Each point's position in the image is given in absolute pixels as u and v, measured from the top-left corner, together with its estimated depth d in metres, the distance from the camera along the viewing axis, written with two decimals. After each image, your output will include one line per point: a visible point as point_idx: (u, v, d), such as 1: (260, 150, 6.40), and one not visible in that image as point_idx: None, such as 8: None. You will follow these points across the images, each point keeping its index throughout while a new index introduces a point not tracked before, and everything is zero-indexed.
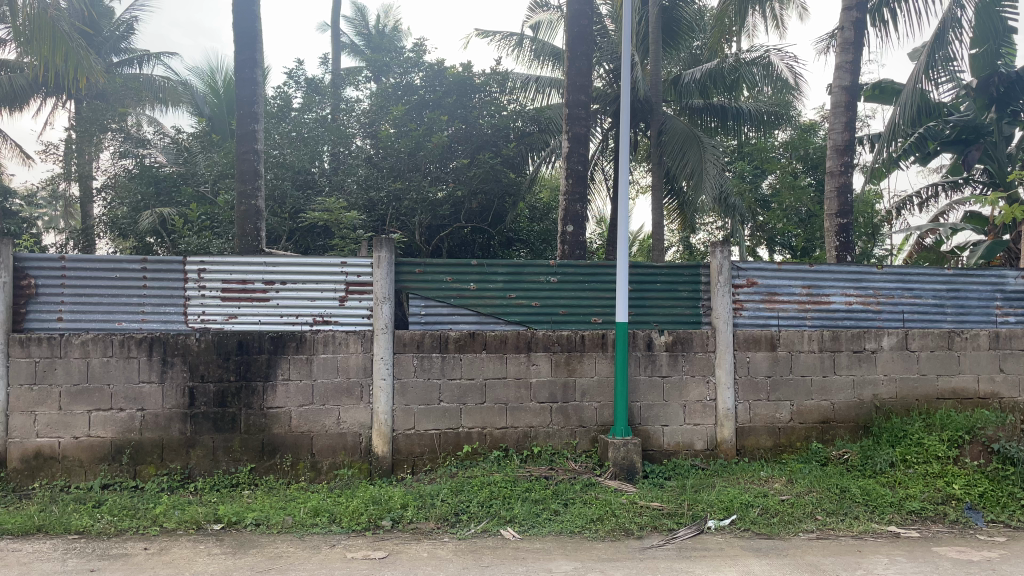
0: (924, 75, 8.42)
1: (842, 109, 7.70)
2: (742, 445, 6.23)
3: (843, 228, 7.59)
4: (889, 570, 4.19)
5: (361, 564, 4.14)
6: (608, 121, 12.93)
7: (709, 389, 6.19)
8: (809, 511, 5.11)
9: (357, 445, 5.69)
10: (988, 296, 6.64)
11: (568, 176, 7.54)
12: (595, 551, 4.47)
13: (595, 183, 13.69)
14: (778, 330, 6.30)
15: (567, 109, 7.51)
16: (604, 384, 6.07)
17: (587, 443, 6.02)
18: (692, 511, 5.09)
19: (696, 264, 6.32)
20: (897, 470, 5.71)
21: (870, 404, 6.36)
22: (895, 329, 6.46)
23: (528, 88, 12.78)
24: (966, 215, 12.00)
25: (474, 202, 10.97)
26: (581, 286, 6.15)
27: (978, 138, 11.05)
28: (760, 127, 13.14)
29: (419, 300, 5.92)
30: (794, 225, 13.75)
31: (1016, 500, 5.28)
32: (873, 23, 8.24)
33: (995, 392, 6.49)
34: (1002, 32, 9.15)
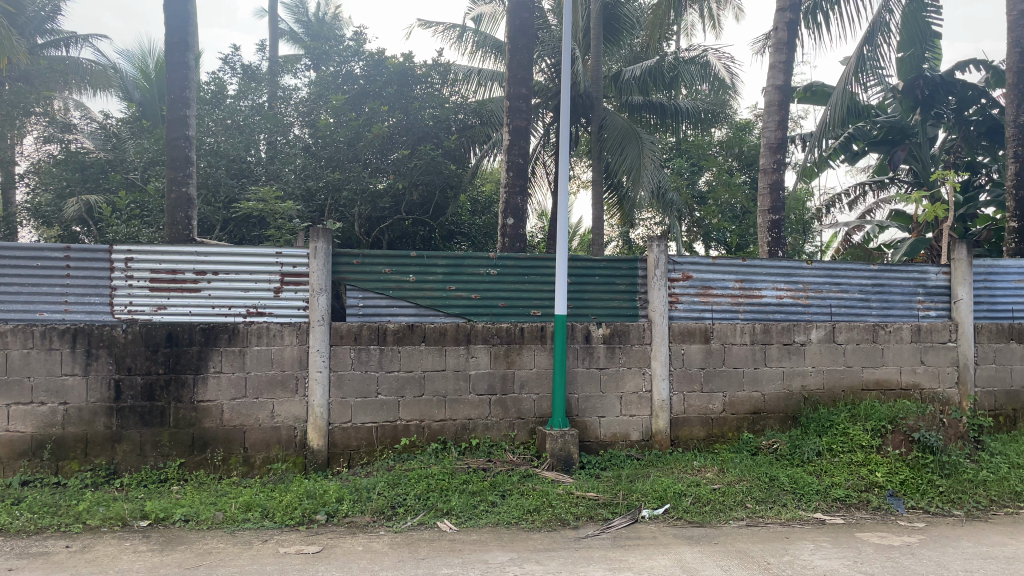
0: (854, 77, 8.65)
1: (774, 108, 7.89)
2: (677, 435, 6.34)
3: (775, 224, 7.80)
4: (815, 555, 4.33)
5: (294, 559, 4.08)
6: (549, 115, 13.01)
7: (645, 381, 6.29)
8: (740, 499, 5.24)
9: (292, 439, 5.60)
10: (910, 291, 6.90)
11: (509, 168, 7.54)
12: (531, 541, 4.49)
13: (536, 177, 13.74)
14: (711, 323, 6.43)
15: (508, 102, 7.51)
16: (543, 376, 6.10)
17: (525, 435, 6.05)
18: (628, 500, 5.17)
19: (634, 257, 6.39)
20: (824, 458, 5.90)
21: (799, 395, 6.55)
22: (823, 322, 6.66)
23: (469, 80, 12.75)
24: (892, 213, 12.44)
25: (415, 193, 10.88)
26: (520, 279, 6.16)
27: (904, 139, 11.41)
28: (698, 125, 13.38)
29: (356, 291, 5.85)
30: (728, 221, 14.07)
31: (935, 487, 5.51)
32: (807, 25, 8.46)
33: (917, 383, 6.75)
34: (927, 38, 9.53)
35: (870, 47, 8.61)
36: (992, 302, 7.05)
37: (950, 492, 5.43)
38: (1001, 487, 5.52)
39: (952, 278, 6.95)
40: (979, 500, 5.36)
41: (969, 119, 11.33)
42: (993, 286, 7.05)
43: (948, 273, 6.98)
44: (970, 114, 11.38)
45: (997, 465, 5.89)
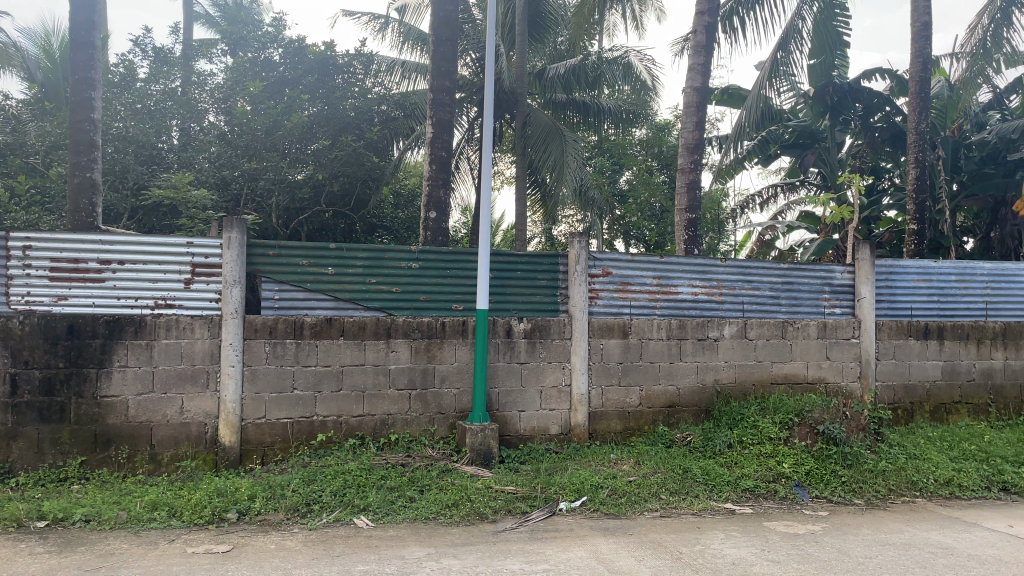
0: (768, 82, 8.97)
1: (693, 109, 8.07)
2: (595, 428, 6.43)
3: (691, 222, 7.99)
4: (724, 544, 4.46)
5: (202, 559, 3.95)
6: (474, 110, 13.01)
7: (565, 375, 6.35)
8: (654, 491, 5.36)
9: (201, 436, 5.42)
10: (818, 289, 7.18)
11: (432, 162, 7.49)
12: (449, 536, 4.48)
13: (459, 172, 13.70)
14: (629, 319, 6.54)
15: (431, 94, 7.43)
16: (463, 371, 6.09)
17: (445, 430, 6.03)
18: (546, 494, 5.21)
19: (555, 253, 6.44)
20: (735, 450, 6.08)
21: (712, 389, 6.74)
22: (736, 318, 6.87)
23: (393, 72, 12.62)
24: (801, 215, 12.94)
25: (336, 184, 10.68)
26: (442, 273, 6.13)
27: (813, 144, 11.95)
28: (619, 124, 13.60)
29: (272, 284, 5.71)
30: (647, 220, 14.35)
31: (837, 477, 5.76)
32: (724, 30, 8.69)
33: (822, 378, 7.04)
34: (836, 47, 9.95)
35: (783, 53, 8.92)
36: (893, 300, 7.39)
37: (852, 481, 5.69)
38: (898, 477, 5.82)
39: (856, 277, 7.26)
40: (878, 489, 5.64)
41: (874, 125, 11.87)
42: (894, 285, 7.39)
43: (852, 272, 7.29)
44: (875, 121, 11.93)
45: (896, 456, 6.20)
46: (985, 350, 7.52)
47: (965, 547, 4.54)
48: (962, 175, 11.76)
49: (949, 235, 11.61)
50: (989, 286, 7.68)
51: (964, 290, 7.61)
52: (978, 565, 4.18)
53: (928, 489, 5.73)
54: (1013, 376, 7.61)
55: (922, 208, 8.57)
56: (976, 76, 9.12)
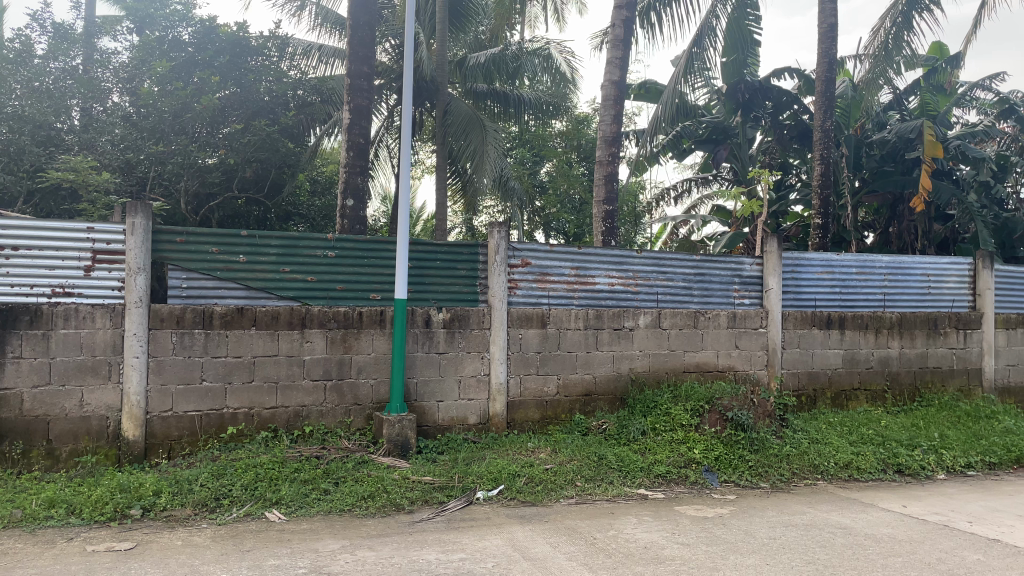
0: (683, 78, 9.12)
1: (610, 102, 8.18)
2: (512, 418, 6.46)
3: (609, 214, 8.11)
4: (637, 529, 4.56)
5: (103, 557, 3.78)
6: (394, 97, 12.87)
7: (484, 365, 6.36)
8: (570, 478, 5.43)
9: (103, 430, 5.18)
10: (728, 280, 7.41)
11: (349, 148, 7.35)
12: (364, 528, 4.43)
13: (379, 160, 13.53)
14: (548, 309, 6.61)
15: (348, 79, 7.27)
16: (380, 361, 6.02)
17: (361, 421, 5.95)
18: (463, 483, 5.21)
19: (474, 243, 6.42)
20: (648, 437, 6.22)
21: (627, 377, 6.88)
22: (650, 309, 7.03)
23: (310, 56, 12.33)
24: (714, 208, 13.32)
25: (248, 170, 10.38)
26: (358, 262, 6.03)
27: (726, 139, 12.37)
28: (540, 115, 13.67)
29: (179, 272, 5.50)
30: (567, 211, 14.50)
31: (745, 461, 5.98)
32: (642, 25, 8.83)
33: (731, 366, 7.30)
34: (747, 46, 10.27)
35: (698, 49, 9.13)
36: (798, 291, 7.69)
37: (758, 465, 5.91)
38: (801, 461, 6.08)
39: (764, 269, 7.53)
40: (782, 472, 5.88)
41: (783, 123, 12.29)
42: (800, 277, 7.69)
43: (760, 264, 7.55)
44: (783, 119, 12.36)
45: (799, 440, 6.47)
46: (883, 338, 7.91)
47: (862, 526, 4.78)
48: (863, 172, 12.34)
49: (851, 229, 12.20)
50: (887, 278, 8.07)
51: (864, 282, 7.96)
52: (874, 544, 4.41)
53: (829, 472, 6.01)
54: (908, 363, 8.02)
55: (825, 203, 8.94)
56: (878, 77, 9.54)
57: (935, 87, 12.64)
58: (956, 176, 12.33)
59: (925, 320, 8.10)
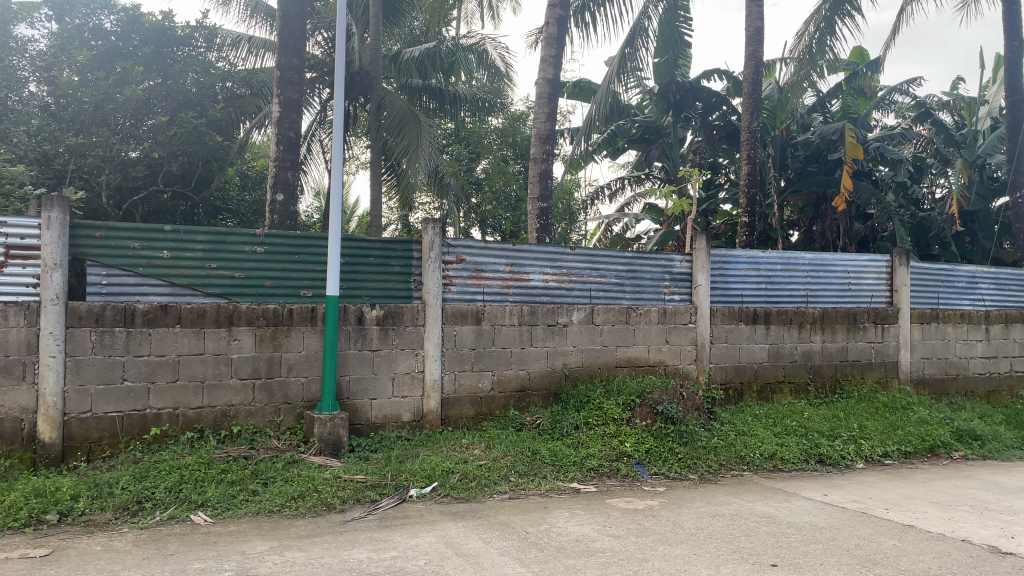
0: (617, 78, 9.23)
1: (545, 100, 8.21)
2: (447, 415, 6.44)
3: (543, 211, 8.16)
4: (569, 523, 4.61)
5: (15, 564, 3.63)
6: (326, 91, 12.70)
7: (417, 362, 6.33)
8: (504, 474, 5.45)
9: (17, 433, 4.96)
10: (659, 277, 7.54)
11: (279, 142, 7.20)
12: (294, 528, 4.36)
13: (310, 155, 13.32)
14: (483, 305, 6.61)
15: (278, 72, 7.12)
16: (311, 360, 5.93)
17: (292, 420, 5.85)
18: (396, 481, 5.17)
19: (408, 239, 6.38)
20: (581, 432, 6.29)
21: (561, 372, 6.94)
22: (583, 305, 7.10)
23: (239, 47, 12.06)
24: (646, 206, 13.55)
25: (175, 163, 10.12)
26: (288, 258, 5.93)
27: (657, 138, 12.62)
28: (475, 113, 13.74)
29: (99, 268, 5.31)
30: (502, 209, 14.50)
31: (674, 454, 6.11)
32: (576, 24, 8.89)
33: (661, 360, 7.46)
34: (677, 47, 10.53)
35: (631, 49, 9.25)
36: (726, 288, 7.88)
37: (687, 458, 6.05)
38: (729, 452, 6.24)
39: (693, 266, 7.69)
40: (710, 464, 6.04)
41: (712, 123, 12.56)
42: (728, 273, 7.88)
43: (690, 261, 7.71)
44: (713, 120, 12.63)
45: (726, 433, 6.64)
46: (806, 333, 8.18)
47: (785, 515, 4.94)
48: (789, 172, 12.72)
49: (777, 228, 12.57)
50: (811, 274, 8.34)
51: (789, 278, 8.22)
52: (796, 532, 4.56)
53: (755, 463, 6.18)
54: (830, 357, 8.31)
55: (752, 202, 9.19)
56: (802, 81, 9.87)
57: (857, 91, 13.04)
58: (876, 176, 12.81)
59: (846, 315, 8.40)
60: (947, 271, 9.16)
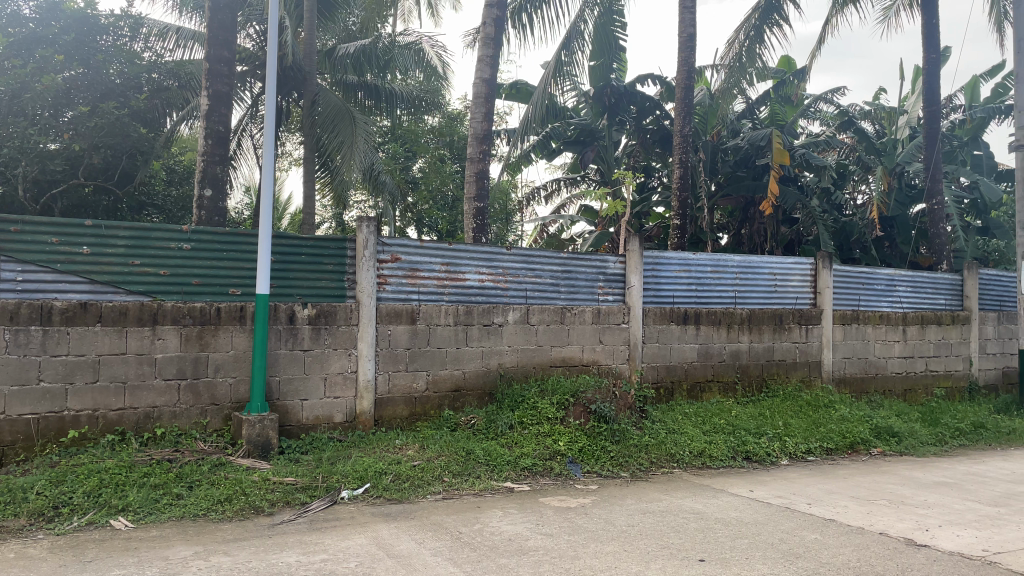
0: (553, 80, 9.29)
1: (482, 100, 8.21)
2: (380, 415, 6.37)
3: (479, 211, 8.15)
4: (502, 522, 4.62)
5: None
6: (259, 86, 12.44)
7: (351, 362, 6.24)
8: (438, 474, 5.43)
9: None
10: (593, 278, 7.63)
11: (207, 136, 7.01)
12: (220, 532, 4.25)
13: (241, 150, 13.04)
14: (418, 305, 6.57)
15: (206, 64, 6.94)
16: (240, 359, 5.79)
17: (219, 422, 5.69)
18: (327, 483, 5.09)
19: (342, 237, 6.29)
20: (515, 431, 6.32)
21: (496, 372, 6.95)
22: (519, 305, 7.13)
23: (166, 37, 11.67)
24: (582, 208, 13.70)
25: (97, 156, 9.79)
26: (216, 256, 5.77)
27: (593, 141, 12.79)
28: (411, 111, 13.65)
29: (13, 264, 5.07)
30: (438, 209, 14.35)
31: (607, 452, 6.20)
32: (513, 25, 8.92)
33: (595, 360, 7.55)
34: (613, 50, 10.70)
35: (568, 53, 9.32)
36: (658, 289, 8.01)
37: (619, 456, 6.14)
38: (659, 450, 6.35)
39: (626, 267, 7.80)
40: (642, 462, 6.14)
41: (646, 127, 12.77)
42: (659, 274, 8.02)
43: (623, 263, 7.82)
44: (647, 123, 12.82)
45: (657, 431, 6.76)
46: (734, 333, 8.39)
47: (713, 511, 5.05)
48: (719, 177, 13.04)
49: (708, 230, 12.88)
50: (739, 276, 8.56)
51: (718, 280, 8.41)
52: (724, 527, 4.66)
53: (684, 461, 6.31)
54: (757, 356, 8.55)
55: (684, 205, 9.39)
56: (733, 87, 10.08)
57: (783, 98, 13.51)
58: (801, 182, 13.23)
59: (772, 316, 8.65)
60: (867, 274, 9.51)
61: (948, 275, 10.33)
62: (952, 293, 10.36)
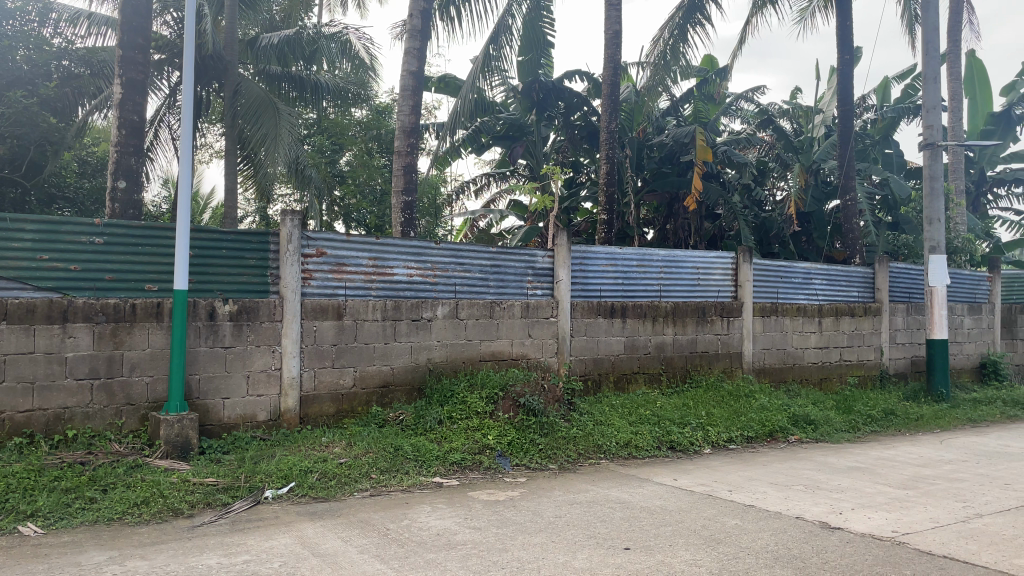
0: (482, 74, 9.26)
1: (409, 92, 8.13)
2: (306, 413, 6.26)
3: (407, 205, 8.08)
4: (430, 517, 4.61)
5: None
6: (177, 75, 12.04)
7: (274, 359, 6.10)
8: (365, 471, 5.37)
9: None
10: (522, 272, 7.66)
11: (121, 126, 6.73)
12: (136, 536, 4.10)
13: (158, 141, 12.60)
14: (345, 300, 6.48)
15: (119, 51, 6.65)
16: (157, 358, 5.59)
17: (135, 422, 5.49)
18: (250, 483, 4.98)
19: (265, 232, 6.15)
20: (444, 426, 6.30)
21: (425, 367, 6.91)
22: (447, 299, 7.10)
23: (77, 23, 11.13)
24: (511, 203, 13.73)
25: (2, 146, 9.35)
26: (132, 250, 5.56)
27: (521, 136, 12.89)
28: (337, 103, 13.45)
29: None
30: (368, 203, 14.18)
31: (535, 445, 6.25)
32: (441, 18, 8.87)
33: (524, 354, 7.59)
34: (542, 45, 10.79)
35: (495, 48, 9.33)
36: (585, 283, 8.10)
37: (548, 448, 6.20)
38: (587, 442, 6.44)
39: (555, 261, 7.86)
40: (570, 453, 6.21)
41: (574, 123, 12.86)
42: (587, 268, 8.10)
43: (552, 257, 7.86)
44: (575, 119, 12.91)
45: (585, 423, 6.86)
46: (660, 326, 8.56)
47: (638, 500, 5.15)
48: (645, 173, 13.27)
49: (634, 225, 13.10)
50: (664, 270, 8.73)
51: (643, 274, 8.56)
52: (648, 516, 4.76)
53: (611, 452, 6.40)
54: (681, 348, 8.74)
55: (611, 200, 9.51)
56: (657, 85, 10.27)
57: (706, 97, 13.80)
58: (724, 178, 13.58)
59: (695, 309, 8.86)
60: (785, 267, 9.83)
61: (860, 268, 10.76)
62: (864, 286, 10.80)
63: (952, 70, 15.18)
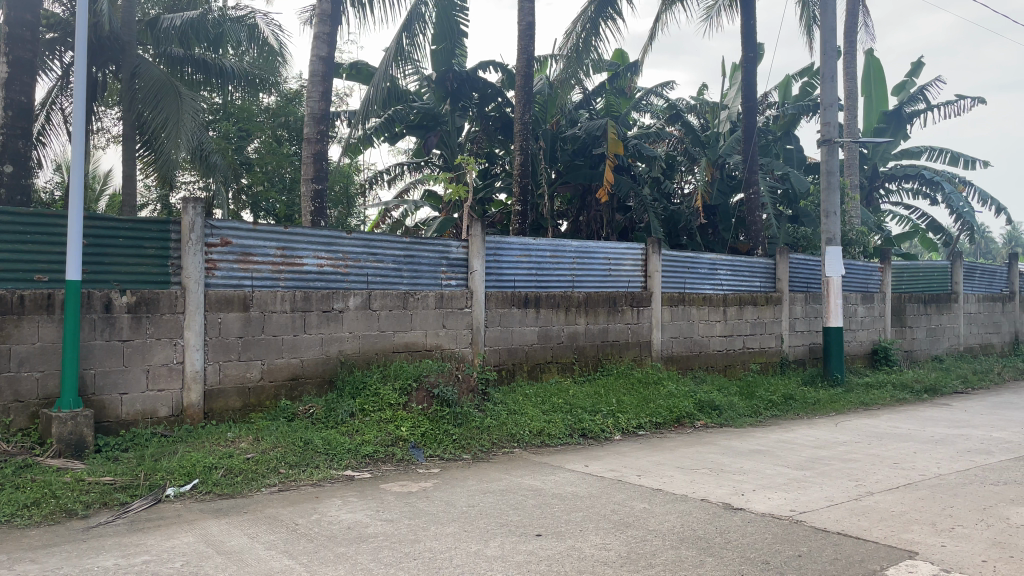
0: (394, 61, 9.14)
1: (319, 78, 7.93)
2: (210, 408, 6.06)
3: (318, 194, 7.91)
4: (341, 510, 4.55)
5: None
6: (70, 55, 11.43)
7: (176, 352, 5.89)
8: (273, 466, 5.25)
9: None
10: (436, 263, 7.62)
11: (7, 106, 6.32)
12: (25, 539, 3.90)
13: (49, 123, 11.93)
14: (251, 291, 6.30)
15: (4, 26, 6.23)
16: (48, 352, 5.30)
17: (24, 420, 5.19)
18: (150, 481, 4.79)
19: (165, 220, 5.91)
20: (356, 418, 6.24)
21: (336, 359, 6.80)
22: (360, 290, 7.00)
23: None
24: (425, 193, 13.65)
25: None
26: (19, 239, 5.25)
27: (436, 126, 12.83)
28: (244, 88, 13.08)
29: None
30: (276, 191, 13.83)
31: (448, 435, 6.26)
32: (352, 3, 8.69)
33: (438, 344, 7.57)
34: (454, 34, 10.76)
35: (408, 36, 9.19)
36: (499, 273, 8.12)
37: (461, 439, 6.21)
38: (500, 431, 6.49)
39: (469, 251, 7.85)
40: (483, 443, 6.24)
41: (488, 114, 12.88)
42: (501, 259, 8.12)
43: (466, 247, 7.85)
44: (489, 110, 12.94)
45: (499, 411, 6.91)
46: (572, 316, 8.69)
47: (550, 487, 5.22)
48: (558, 165, 13.41)
49: (547, 217, 13.22)
50: (576, 261, 8.85)
51: (557, 264, 8.64)
52: (559, 503, 4.82)
53: (524, 440, 6.47)
54: (592, 337, 8.90)
55: (526, 191, 9.59)
56: (570, 77, 10.39)
57: (618, 91, 14.07)
58: (634, 171, 13.89)
59: (606, 298, 9.03)
60: (692, 258, 10.12)
61: (763, 260, 11.18)
62: (766, 276, 11.23)
63: (847, 71, 15.94)
